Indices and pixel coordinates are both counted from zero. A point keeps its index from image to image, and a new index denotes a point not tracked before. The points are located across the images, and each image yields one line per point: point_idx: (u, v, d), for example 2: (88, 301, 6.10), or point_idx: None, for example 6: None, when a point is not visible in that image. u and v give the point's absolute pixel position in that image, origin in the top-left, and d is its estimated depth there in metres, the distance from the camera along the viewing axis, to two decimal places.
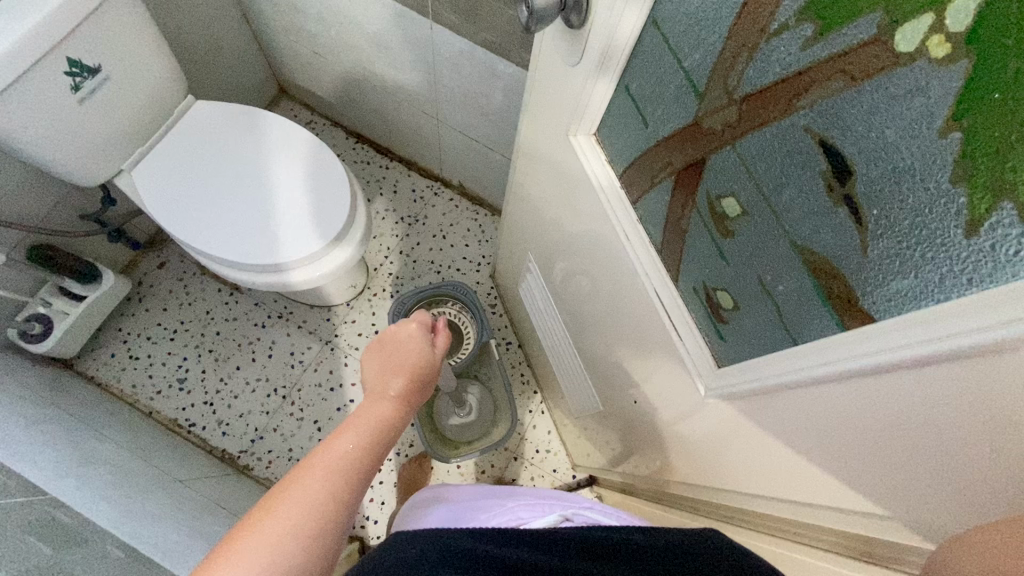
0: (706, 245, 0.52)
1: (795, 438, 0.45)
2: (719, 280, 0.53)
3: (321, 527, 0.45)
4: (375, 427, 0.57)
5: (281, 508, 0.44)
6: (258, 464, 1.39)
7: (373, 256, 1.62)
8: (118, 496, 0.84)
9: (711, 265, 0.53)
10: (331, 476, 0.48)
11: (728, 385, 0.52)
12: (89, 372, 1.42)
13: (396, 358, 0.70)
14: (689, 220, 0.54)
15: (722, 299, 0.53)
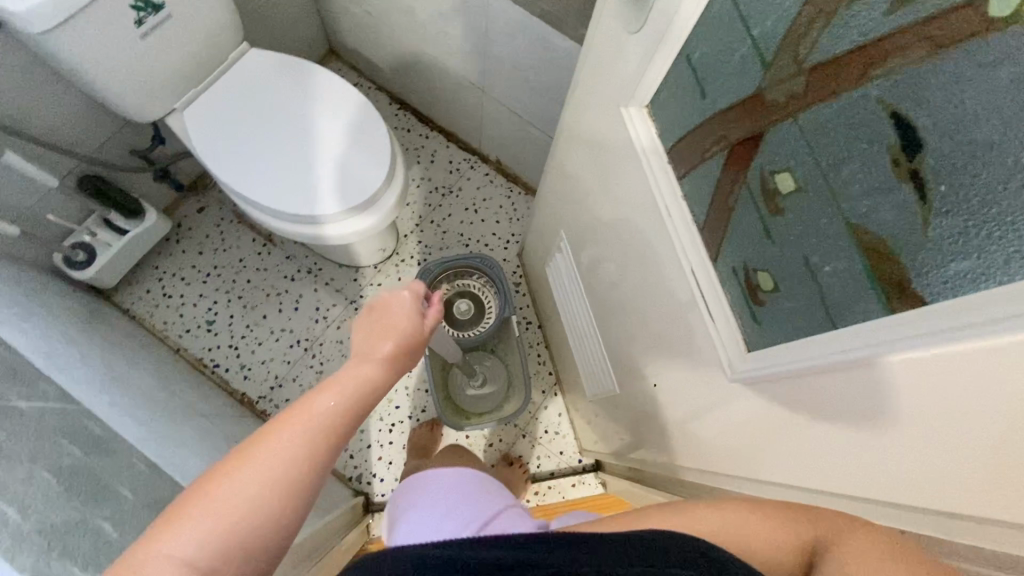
0: (751, 223, 0.52)
1: (823, 423, 0.44)
2: (760, 261, 0.52)
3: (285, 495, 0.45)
4: (359, 391, 0.53)
5: (243, 481, 0.44)
6: (275, 410, 1.43)
7: (404, 223, 1.64)
8: (147, 419, 0.88)
9: (754, 245, 0.52)
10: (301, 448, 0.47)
11: (756, 368, 0.51)
12: (125, 305, 1.47)
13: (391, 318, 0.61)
14: (737, 198, 0.53)
15: (761, 280, 0.52)
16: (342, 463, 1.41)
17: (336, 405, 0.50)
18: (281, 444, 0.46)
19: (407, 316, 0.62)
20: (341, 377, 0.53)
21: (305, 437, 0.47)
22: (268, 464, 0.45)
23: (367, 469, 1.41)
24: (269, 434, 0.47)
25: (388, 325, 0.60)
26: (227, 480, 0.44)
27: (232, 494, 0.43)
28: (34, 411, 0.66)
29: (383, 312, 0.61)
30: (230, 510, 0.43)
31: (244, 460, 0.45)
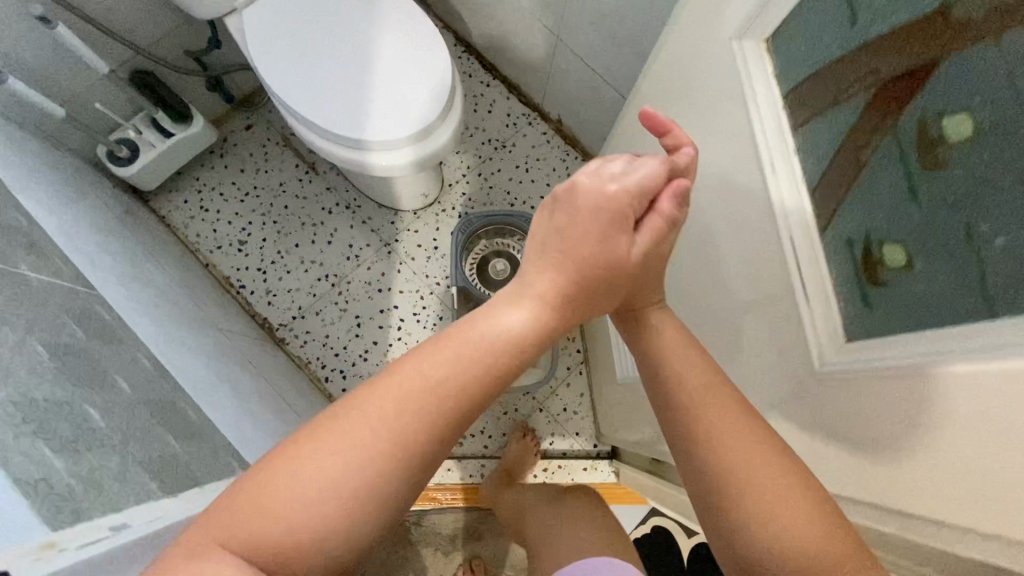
0: (889, 180, 0.42)
1: (945, 430, 0.35)
2: (891, 232, 0.42)
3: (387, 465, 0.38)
4: (481, 354, 0.42)
5: (342, 446, 0.38)
6: (293, 340, 1.40)
7: (451, 171, 1.56)
8: (162, 320, 0.85)
9: (889, 209, 0.42)
10: (398, 419, 0.39)
11: (860, 360, 0.42)
12: (162, 212, 1.45)
13: (589, 219, 0.45)
14: (873, 152, 0.44)
15: (887, 255, 0.43)
16: None
17: (454, 364, 0.41)
18: (371, 414, 0.39)
19: (605, 234, 0.45)
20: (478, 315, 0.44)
21: (404, 406, 0.39)
22: (359, 440, 0.38)
23: None
24: (364, 395, 0.40)
25: (565, 242, 0.45)
26: (312, 450, 0.38)
27: (316, 472, 0.37)
28: (43, 284, 0.62)
29: (579, 212, 0.45)
30: (310, 497, 0.37)
31: (334, 428, 0.38)
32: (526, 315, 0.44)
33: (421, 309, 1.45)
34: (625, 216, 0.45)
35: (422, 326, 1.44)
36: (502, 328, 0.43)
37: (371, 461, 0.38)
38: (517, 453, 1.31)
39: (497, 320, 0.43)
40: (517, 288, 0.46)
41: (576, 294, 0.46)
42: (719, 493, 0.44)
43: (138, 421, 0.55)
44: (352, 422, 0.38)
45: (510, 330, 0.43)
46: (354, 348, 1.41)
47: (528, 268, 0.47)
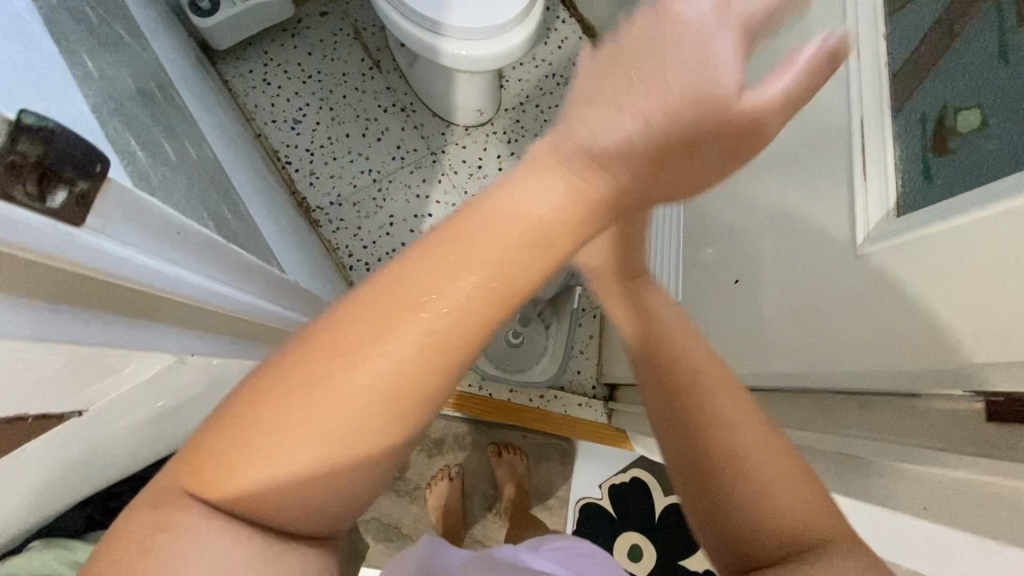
0: (982, 47, 0.45)
1: (1005, 266, 0.37)
2: (970, 99, 0.46)
3: (340, 443, 0.27)
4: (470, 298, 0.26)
5: (287, 412, 0.27)
6: (328, 224, 1.44)
7: (509, 96, 1.57)
8: (220, 138, 0.88)
9: (975, 77, 0.45)
10: (379, 373, 0.26)
11: (901, 230, 0.45)
12: (226, 76, 1.49)
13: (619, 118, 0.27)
14: (968, 23, 0.47)
15: (961, 121, 0.46)
16: None
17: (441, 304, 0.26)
18: (329, 368, 0.26)
19: (683, 103, 0.27)
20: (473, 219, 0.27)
21: (387, 349, 0.26)
22: (298, 413, 0.26)
23: None
24: (317, 345, 0.26)
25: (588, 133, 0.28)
26: (265, 416, 0.26)
27: (286, 448, 0.26)
28: (132, 47, 0.66)
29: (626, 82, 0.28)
30: (278, 469, 0.27)
31: (288, 390, 0.26)
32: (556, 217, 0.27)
33: None
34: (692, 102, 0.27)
35: None
36: (524, 226, 0.26)
37: (356, 420, 0.27)
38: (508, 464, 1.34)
39: (512, 208, 0.26)
40: (534, 165, 0.28)
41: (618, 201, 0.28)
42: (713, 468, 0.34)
43: (200, 179, 0.58)
44: (292, 381, 0.27)
45: (536, 227, 0.26)
46: (384, 244, 1.44)
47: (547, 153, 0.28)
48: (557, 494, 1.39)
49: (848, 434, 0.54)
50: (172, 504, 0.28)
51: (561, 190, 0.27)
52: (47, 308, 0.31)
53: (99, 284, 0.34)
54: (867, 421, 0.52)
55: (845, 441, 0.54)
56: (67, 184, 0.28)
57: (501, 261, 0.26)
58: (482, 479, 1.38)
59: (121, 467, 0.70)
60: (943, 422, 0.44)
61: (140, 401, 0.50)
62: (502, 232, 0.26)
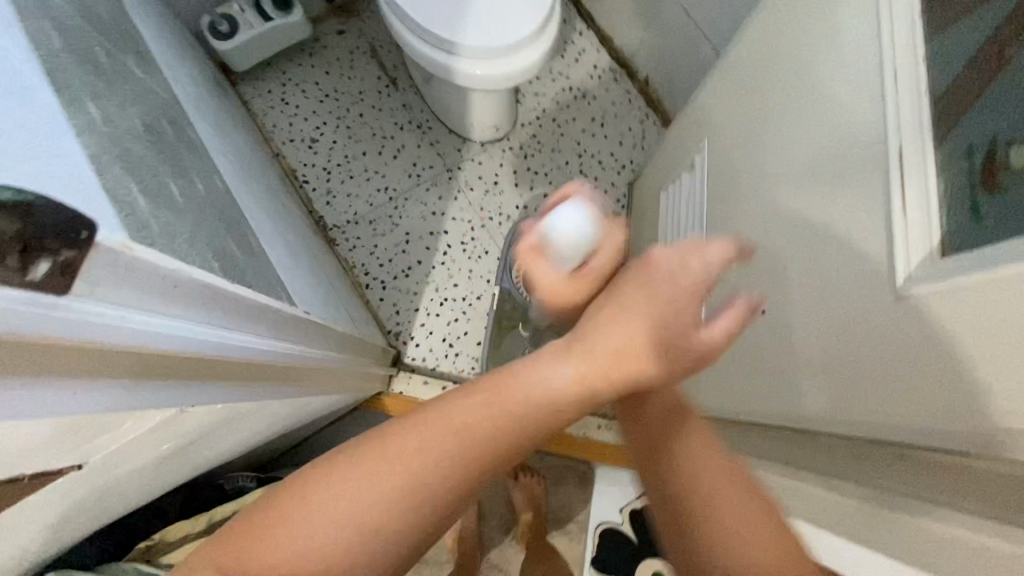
0: None
1: None
2: (1023, 131, 0.43)
3: (397, 516, 0.38)
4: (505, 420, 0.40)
5: (372, 477, 0.38)
6: (344, 242, 1.44)
7: (525, 111, 1.55)
8: (234, 165, 0.88)
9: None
10: (423, 482, 0.39)
11: (943, 274, 0.42)
12: (245, 97, 1.50)
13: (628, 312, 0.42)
14: (1021, 49, 0.45)
15: (1013, 155, 0.44)
16: (387, 315, 1.39)
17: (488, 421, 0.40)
18: (389, 468, 0.38)
19: (681, 309, 0.42)
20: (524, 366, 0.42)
21: (447, 454, 0.39)
22: (380, 479, 0.38)
23: (407, 329, 1.39)
24: (384, 448, 0.39)
25: (602, 327, 0.42)
26: (333, 492, 0.38)
27: (358, 502, 0.38)
28: (144, 82, 0.65)
29: (644, 293, 0.43)
30: (338, 537, 0.37)
31: (355, 478, 0.38)
32: (572, 396, 0.40)
33: (470, 239, 1.45)
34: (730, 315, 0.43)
35: (468, 255, 1.44)
36: (549, 385, 0.40)
37: (417, 494, 0.38)
38: (526, 485, 1.31)
39: (536, 381, 0.41)
40: (555, 351, 0.42)
41: (619, 371, 0.41)
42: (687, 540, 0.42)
43: (207, 217, 0.57)
44: (382, 454, 0.39)
45: (553, 387, 0.40)
46: (399, 262, 1.43)
47: (566, 343, 0.42)
48: (575, 518, 1.35)
49: (887, 488, 0.50)
50: (265, 532, 0.38)
51: (583, 367, 0.41)
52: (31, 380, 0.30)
53: (84, 349, 0.32)
54: (911, 474, 0.48)
55: (884, 494, 0.50)
56: (51, 255, 0.27)
57: (519, 416, 0.40)
58: (499, 501, 1.36)
59: (132, 501, 0.70)
60: (1002, 488, 0.40)
61: (144, 447, 0.49)
62: (528, 398, 0.40)
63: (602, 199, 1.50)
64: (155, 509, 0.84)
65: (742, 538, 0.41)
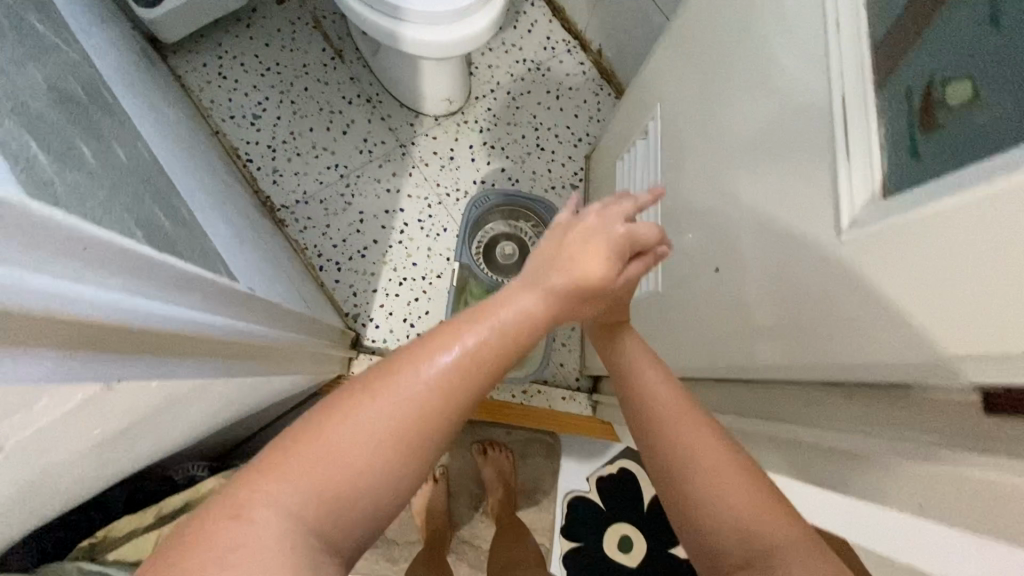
0: (975, 6, 0.43)
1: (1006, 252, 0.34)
2: (958, 68, 0.43)
3: (393, 455, 0.39)
4: (487, 348, 0.44)
5: (368, 416, 0.39)
6: (294, 224, 1.38)
7: (479, 84, 1.51)
8: (164, 137, 0.82)
9: (964, 43, 0.43)
10: (430, 406, 0.41)
11: (880, 213, 0.43)
12: (178, 71, 1.41)
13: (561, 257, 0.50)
14: None
15: (949, 93, 0.43)
16: (344, 297, 1.35)
17: (473, 349, 0.43)
18: (404, 394, 0.40)
19: (604, 253, 0.51)
20: (492, 305, 0.46)
21: (436, 389, 0.41)
22: (376, 417, 0.40)
23: (366, 311, 1.35)
24: (388, 379, 0.41)
25: (548, 268, 0.50)
26: (345, 418, 0.39)
27: (354, 443, 0.39)
28: (50, 41, 0.59)
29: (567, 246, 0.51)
30: (349, 470, 0.38)
31: (365, 404, 0.40)
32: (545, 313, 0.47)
33: (427, 217, 1.42)
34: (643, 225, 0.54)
35: (425, 232, 1.41)
36: (517, 317, 0.46)
37: (413, 430, 0.40)
38: (493, 464, 1.32)
39: (510, 311, 0.46)
40: (520, 286, 0.49)
41: (571, 299, 0.49)
42: (666, 465, 0.48)
43: (129, 185, 0.53)
44: (377, 393, 0.40)
45: (523, 319, 0.46)
46: (354, 242, 1.38)
47: (528, 277, 0.50)
48: (544, 490, 1.36)
49: (833, 429, 0.52)
50: (242, 502, 0.36)
51: (540, 300, 0.47)
52: None
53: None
54: (855, 413, 0.50)
55: (831, 435, 0.52)
56: None
57: (506, 337, 0.45)
58: (467, 478, 1.35)
59: (71, 496, 0.66)
60: (944, 417, 0.41)
61: (74, 432, 0.46)
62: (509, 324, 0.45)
63: (560, 173, 1.49)
64: (98, 507, 0.79)
65: (733, 497, 0.43)
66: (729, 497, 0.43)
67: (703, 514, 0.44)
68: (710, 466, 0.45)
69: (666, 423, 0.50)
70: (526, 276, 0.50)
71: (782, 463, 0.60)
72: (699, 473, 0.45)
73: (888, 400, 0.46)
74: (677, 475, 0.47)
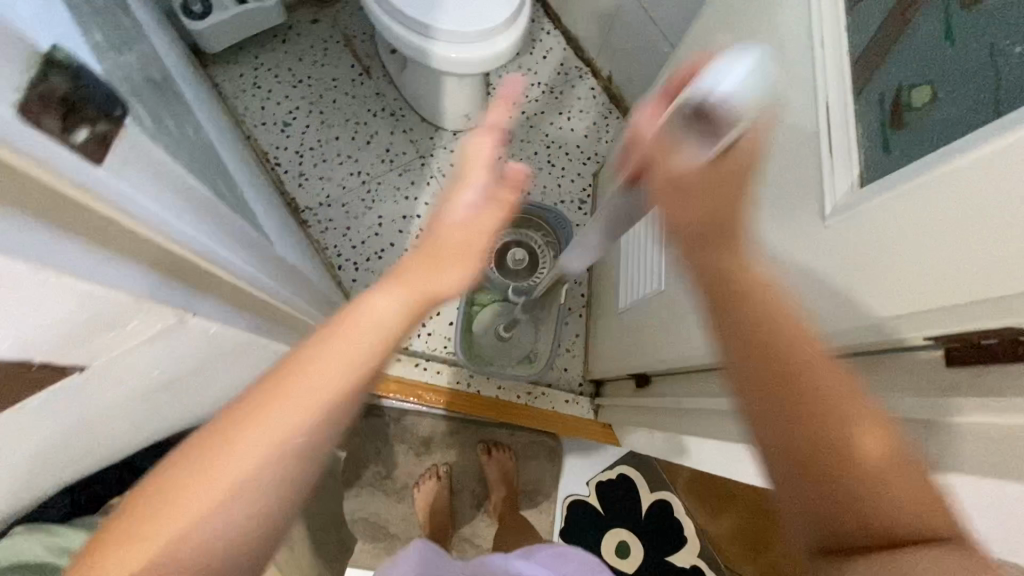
0: (936, 27, 0.51)
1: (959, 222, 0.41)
2: (921, 78, 0.52)
3: (256, 496, 0.39)
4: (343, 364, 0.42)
5: (222, 468, 0.39)
6: (316, 224, 1.45)
7: (496, 103, 1.61)
8: (214, 129, 0.90)
9: (927, 57, 0.51)
10: (287, 436, 0.40)
11: (857, 198, 0.50)
12: (217, 79, 1.51)
13: (422, 264, 0.49)
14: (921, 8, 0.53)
15: (914, 97, 0.52)
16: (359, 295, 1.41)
17: (325, 368, 0.41)
18: (262, 430, 0.39)
19: (463, 256, 0.51)
20: (348, 316, 0.44)
21: (295, 421, 0.40)
22: (232, 461, 0.39)
23: None
24: (238, 421, 0.40)
25: (408, 275, 0.48)
26: (196, 471, 0.38)
27: (212, 491, 0.38)
28: (134, 34, 0.68)
29: (433, 249, 0.51)
30: (208, 521, 0.38)
31: (215, 454, 0.39)
32: (411, 318, 0.46)
33: None
34: (501, 207, 0.54)
35: None
36: (374, 327, 0.44)
37: (275, 466, 0.39)
38: (497, 465, 1.35)
39: (363, 322, 0.44)
40: (378, 291, 0.46)
41: (427, 300, 0.48)
42: (811, 441, 0.42)
43: (200, 157, 0.60)
44: (230, 438, 0.39)
45: (382, 327, 0.44)
46: (372, 244, 1.46)
47: (388, 280, 0.47)
48: (544, 492, 1.40)
49: None
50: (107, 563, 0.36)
51: (397, 308, 0.46)
52: (64, 234, 0.32)
53: (102, 221, 0.34)
54: None
55: None
56: (88, 123, 0.30)
57: (361, 351, 0.43)
58: (470, 477, 1.39)
59: (110, 448, 0.71)
60: (912, 374, 0.47)
61: (142, 365, 0.52)
62: (370, 342, 0.44)
63: (569, 189, 1.57)
64: None
65: (904, 497, 0.39)
66: (898, 496, 0.39)
67: (873, 505, 0.39)
68: (871, 440, 0.41)
69: (812, 390, 0.43)
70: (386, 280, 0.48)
71: None
72: (869, 464, 0.40)
73: (864, 366, 0.52)
74: (821, 454, 0.41)
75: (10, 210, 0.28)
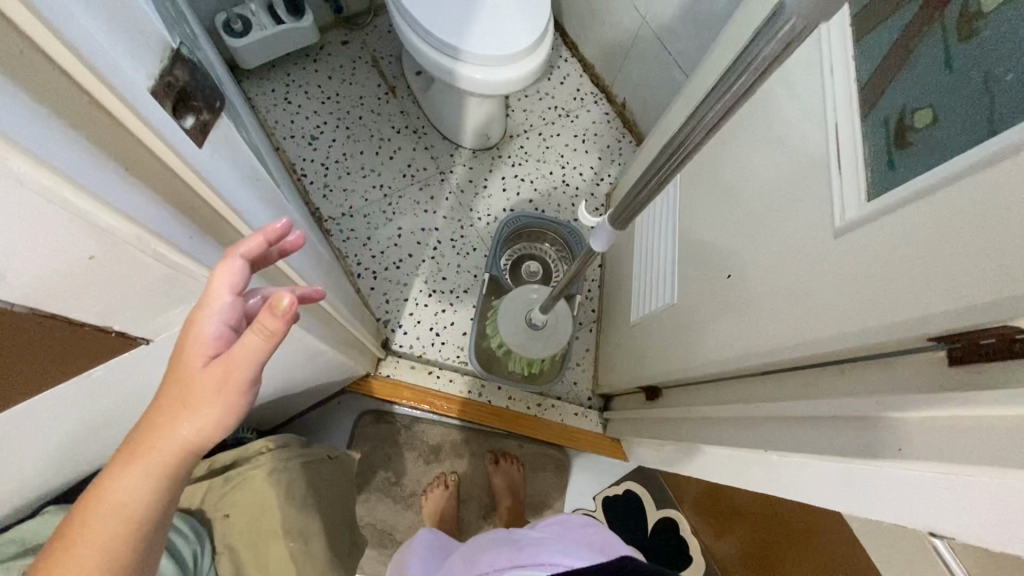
0: (935, 58, 0.58)
1: (957, 228, 0.45)
2: (923, 102, 0.58)
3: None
4: (127, 503, 0.46)
5: None
6: (338, 234, 1.50)
7: (514, 124, 1.68)
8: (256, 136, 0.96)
9: (930, 83, 0.58)
10: (113, 544, 0.47)
11: (865, 212, 0.55)
12: (250, 94, 1.58)
13: (175, 414, 0.44)
14: (922, 41, 0.60)
15: (917, 119, 0.57)
16: (377, 303, 1.45)
17: (115, 505, 0.46)
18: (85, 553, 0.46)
19: (225, 394, 0.44)
20: (113, 472, 0.45)
21: (112, 539, 0.47)
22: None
23: (396, 318, 1.45)
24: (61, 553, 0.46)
25: (157, 430, 0.44)
26: None
27: None
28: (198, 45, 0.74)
29: (183, 392, 0.44)
30: None
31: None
32: (160, 479, 0.46)
33: (458, 237, 1.54)
34: (262, 337, 0.42)
35: (456, 250, 1.53)
36: (142, 478, 0.45)
37: (114, 562, 0.48)
38: (504, 475, 1.37)
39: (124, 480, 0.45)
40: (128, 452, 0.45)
41: (191, 440, 0.45)
42: None
43: None
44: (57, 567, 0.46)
45: (146, 474, 0.45)
46: (391, 255, 1.50)
47: (135, 436, 0.45)
48: (551, 504, 1.41)
49: (826, 399, 0.60)
50: None
51: (143, 473, 0.45)
52: (172, 211, 0.36)
53: (193, 196, 0.38)
54: (845, 383, 0.59)
55: (823, 404, 0.61)
56: (194, 113, 0.35)
57: (144, 487, 0.46)
58: (478, 487, 1.40)
59: None
60: (918, 373, 0.50)
61: None
62: (123, 506, 0.46)
63: (582, 208, 1.63)
64: None
65: None
66: None
67: None
68: None
69: None
70: (136, 435, 0.45)
71: (781, 441, 0.68)
72: None
73: (872, 369, 0.55)
74: None
75: (135, 183, 0.32)
